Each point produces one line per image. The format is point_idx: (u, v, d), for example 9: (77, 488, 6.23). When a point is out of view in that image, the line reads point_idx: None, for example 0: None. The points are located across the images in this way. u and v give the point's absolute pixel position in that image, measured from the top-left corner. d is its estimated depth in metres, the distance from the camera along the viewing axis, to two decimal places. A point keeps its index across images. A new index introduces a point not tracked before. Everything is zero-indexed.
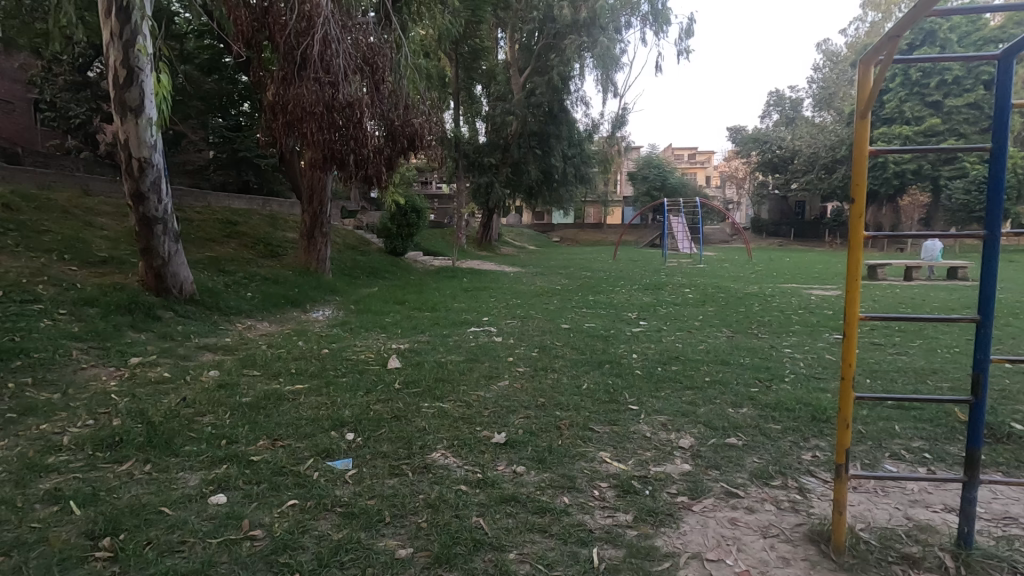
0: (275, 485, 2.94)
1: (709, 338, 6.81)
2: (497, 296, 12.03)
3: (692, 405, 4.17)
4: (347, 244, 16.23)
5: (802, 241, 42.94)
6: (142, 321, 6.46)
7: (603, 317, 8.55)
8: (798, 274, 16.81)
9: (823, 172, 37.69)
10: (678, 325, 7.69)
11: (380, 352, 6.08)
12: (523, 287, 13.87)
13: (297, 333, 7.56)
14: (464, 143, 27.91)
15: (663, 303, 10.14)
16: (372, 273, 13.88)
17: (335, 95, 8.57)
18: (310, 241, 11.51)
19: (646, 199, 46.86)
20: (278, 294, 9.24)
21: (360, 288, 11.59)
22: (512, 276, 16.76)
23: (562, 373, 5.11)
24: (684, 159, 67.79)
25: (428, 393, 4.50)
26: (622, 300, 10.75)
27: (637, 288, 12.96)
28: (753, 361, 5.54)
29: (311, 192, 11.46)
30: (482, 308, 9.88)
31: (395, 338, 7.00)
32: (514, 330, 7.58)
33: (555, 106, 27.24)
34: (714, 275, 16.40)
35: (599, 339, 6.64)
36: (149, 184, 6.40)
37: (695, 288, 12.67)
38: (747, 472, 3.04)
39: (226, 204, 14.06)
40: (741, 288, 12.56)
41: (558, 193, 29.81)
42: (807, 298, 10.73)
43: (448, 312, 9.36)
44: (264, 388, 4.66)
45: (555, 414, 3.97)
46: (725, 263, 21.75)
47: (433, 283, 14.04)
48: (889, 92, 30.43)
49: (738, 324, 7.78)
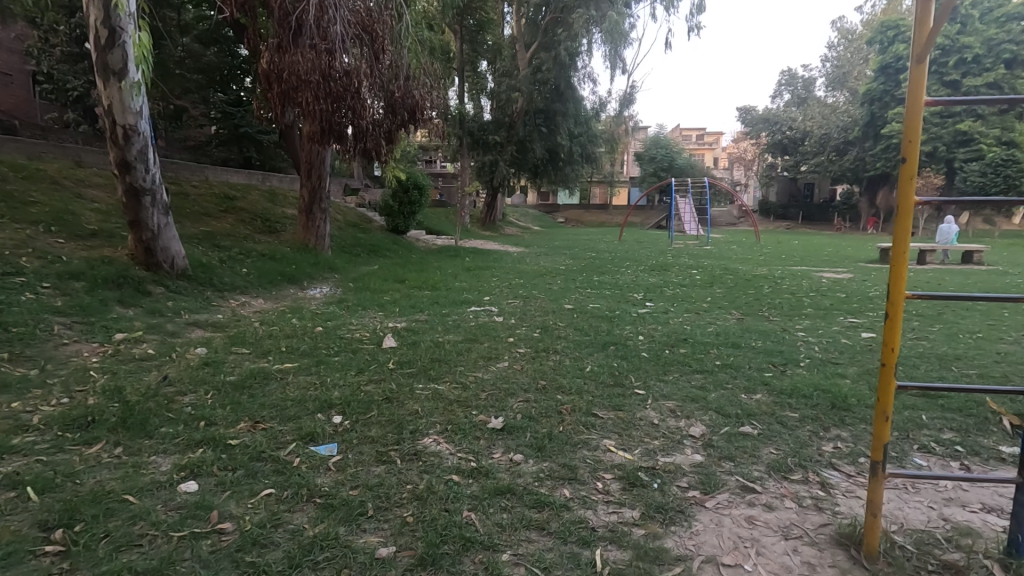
0: (252, 472, 2.72)
1: (717, 320, 6.54)
2: (499, 275, 11.78)
3: (702, 390, 3.93)
4: (349, 222, 15.97)
5: (810, 224, 42.37)
6: (130, 296, 6.24)
7: (608, 298, 8.28)
8: (807, 257, 16.49)
9: (834, 154, 37.00)
10: (686, 307, 7.42)
11: (376, 330, 5.85)
12: (527, 267, 13.60)
13: (292, 310, 7.33)
14: (468, 121, 27.41)
15: (669, 284, 9.86)
16: (373, 251, 13.62)
17: (332, 63, 8.20)
18: (309, 216, 11.23)
19: (653, 180, 46.23)
20: (275, 271, 9.00)
21: (360, 266, 11.34)
22: (515, 256, 16.48)
23: (565, 355, 4.87)
24: (693, 140, 66.78)
25: (424, 374, 4.28)
26: (627, 281, 10.47)
27: (643, 269, 12.67)
28: (765, 345, 5.27)
29: (309, 167, 11.15)
30: (485, 288, 9.62)
31: (393, 317, 6.77)
32: (516, 310, 7.33)
33: (562, 83, 26.67)
34: (722, 257, 16.08)
35: (604, 320, 6.39)
36: (136, 153, 6.14)
37: (702, 270, 12.38)
38: (764, 464, 2.80)
39: (224, 179, 13.78)
40: (749, 270, 12.27)
41: (564, 172, 29.34)
42: (818, 281, 10.42)
43: (449, 291, 9.10)
44: (250, 368, 4.43)
45: (556, 398, 3.73)
46: (734, 245, 21.41)
47: (435, 262, 13.78)
48: (905, 71, 29.69)
49: (747, 306, 7.51)
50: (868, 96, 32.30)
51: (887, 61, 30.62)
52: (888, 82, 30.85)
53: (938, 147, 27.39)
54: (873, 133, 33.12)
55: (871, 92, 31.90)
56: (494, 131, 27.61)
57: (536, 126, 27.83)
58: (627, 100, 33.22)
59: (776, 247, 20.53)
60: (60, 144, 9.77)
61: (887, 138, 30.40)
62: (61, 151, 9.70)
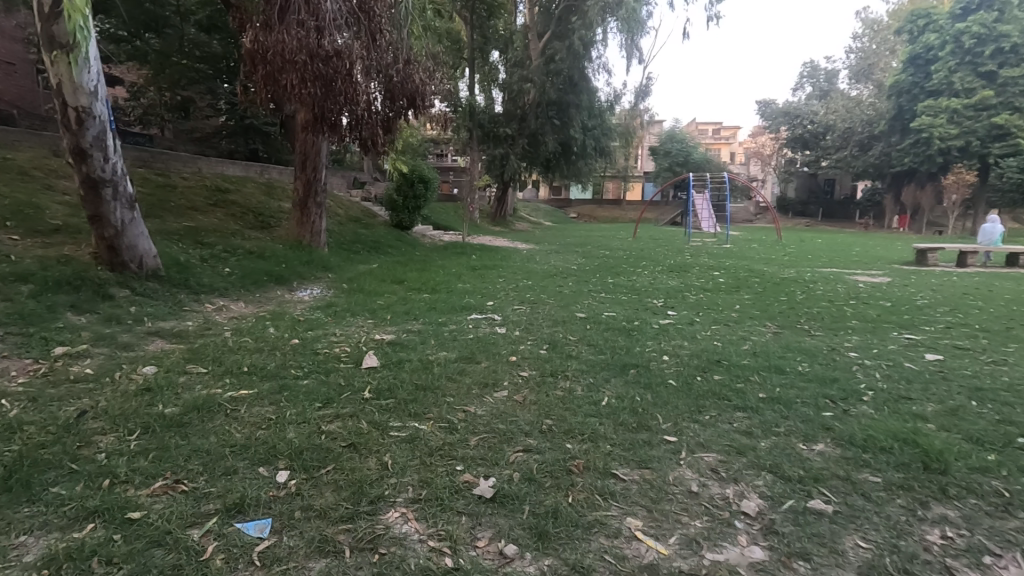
0: (144, 570, 1.99)
1: (751, 335, 5.71)
2: (506, 275, 11.01)
3: (749, 438, 3.12)
4: (351, 216, 15.27)
5: (831, 221, 41.05)
6: (87, 300, 5.55)
7: (625, 305, 7.44)
8: (835, 257, 15.50)
9: (857, 149, 35.73)
10: (715, 317, 6.57)
11: (358, 345, 5.09)
12: (536, 266, 12.81)
13: (273, 315, 6.61)
14: (478, 112, 26.58)
15: (691, 288, 9.02)
16: (374, 249, 12.89)
17: (321, 42, 7.40)
18: (303, 211, 10.52)
19: (667, 176, 45.12)
20: (262, 271, 8.29)
21: (358, 265, 10.64)
22: (524, 253, 15.69)
23: (577, 382, 4.09)
24: (709, 134, 65.33)
25: (405, 407, 3.54)
26: (644, 283, 9.67)
27: (661, 270, 11.83)
28: (815, 369, 4.43)
29: (303, 157, 10.38)
30: (489, 290, 8.85)
31: (382, 327, 6.02)
32: (520, 319, 6.53)
33: (576, 73, 25.75)
34: (744, 256, 15.18)
35: (621, 334, 5.57)
36: (91, 139, 5.48)
37: (725, 271, 11.52)
38: (854, 570, 2.01)
39: (219, 171, 13.11)
40: (776, 273, 11.39)
41: (577, 166, 28.48)
42: (854, 286, 9.51)
43: (450, 294, 8.35)
44: (199, 395, 3.71)
45: (565, 447, 2.95)
46: (755, 243, 20.45)
47: (439, 260, 13.04)
48: (937, 61, 28.42)
49: (784, 317, 6.65)
50: (896, 88, 30.99)
51: (917, 51, 29.24)
52: (917, 73, 29.54)
53: (972, 141, 26.37)
54: (900, 127, 31.68)
55: (900, 83, 30.45)
56: (505, 123, 26.78)
57: (549, 118, 26.94)
58: (643, 92, 32.19)
59: (799, 246, 19.57)
60: (37, 133, 9.14)
61: (916, 132, 28.96)
62: (39, 141, 9.07)
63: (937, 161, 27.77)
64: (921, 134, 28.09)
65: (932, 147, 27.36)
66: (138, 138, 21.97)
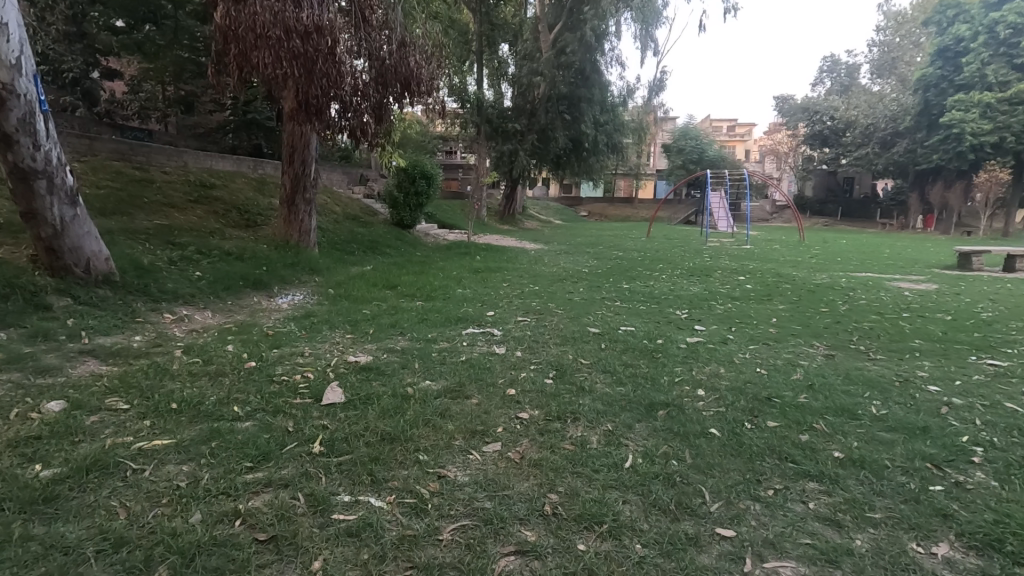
0: None
1: (798, 358, 4.78)
2: (511, 278, 10.13)
3: (841, 533, 2.20)
4: (349, 214, 14.44)
5: (851, 221, 39.68)
6: (14, 312, 4.74)
7: (644, 316, 6.51)
8: (864, 259, 14.49)
9: (878, 146, 34.44)
10: (750, 334, 5.64)
11: (328, 370, 4.23)
12: (544, 268, 11.90)
13: (240, 328, 5.78)
14: (486, 107, 25.73)
15: (717, 296, 8.09)
16: (371, 249, 12.05)
17: (299, 15, 6.54)
18: (291, 208, 9.68)
19: (681, 173, 43.94)
20: (239, 274, 7.47)
21: (350, 267, 9.80)
22: (532, 254, 14.80)
23: (590, 430, 3.18)
24: (724, 131, 63.92)
25: (362, 471, 2.67)
26: (663, 289, 8.79)
27: (680, 273, 10.90)
28: (894, 412, 3.49)
29: (291, 149, 9.54)
30: (491, 297, 7.97)
31: (361, 345, 5.13)
32: (523, 333, 5.64)
33: (587, 66, 24.77)
34: (768, 258, 14.17)
35: (643, 358, 4.66)
36: (14, 122, 4.82)
37: (749, 276, 10.57)
38: None
39: (207, 165, 12.34)
40: (805, 277, 10.45)
41: (588, 163, 27.54)
42: (898, 294, 8.51)
43: (447, 301, 7.48)
44: (98, 447, 2.86)
45: (576, 552, 2.06)
46: (776, 244, 19.41)
47: (440, 261, 12.19)
48: (969, 53, 27.17)
49: (831, 334, 5.71)
50: (922, 82, 29.67)
51: (946, 43, 28.06)
52: (946, 66, 28.23)
53: (1007, 137, 24.82)
54: (926, 122, 30.28)
55: (927, 77, 29.13)
56: (514, 118, 25.91)
57: (560, 113, 25.99)
58: (657, 86, 31.12)
59: (823, 247, 18.56)
60: None
61: (946, 128, 27.64)
62: None
63: (968, 159, 26.54)
64: (950, 130, 26.81)
65: (963, 143, 26.19)
66: (137, 133, 21.29)
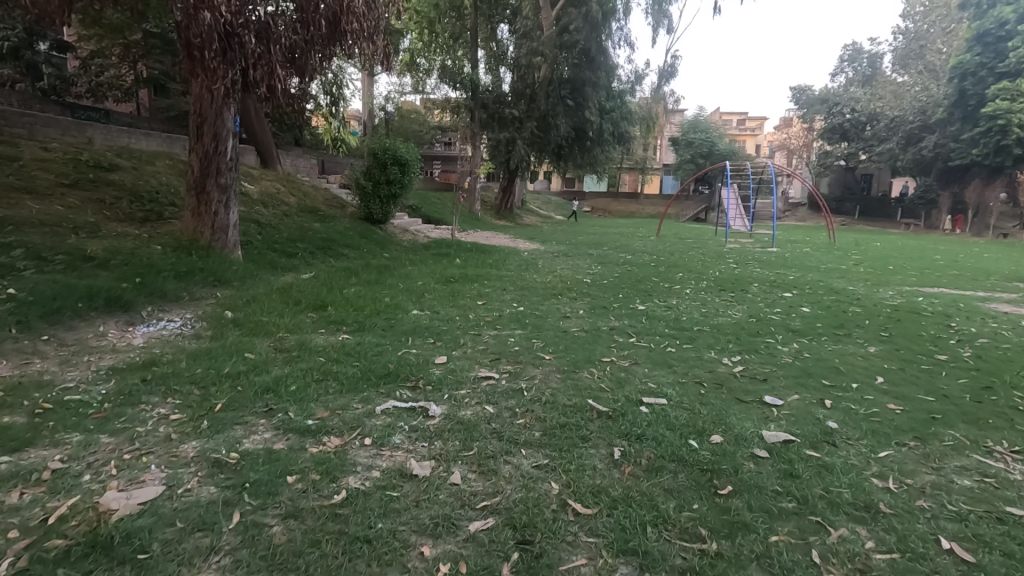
0: None
1: (998, 500, 2.48)
2: (492, 292, 7.85)
3: None
4: (306, 206, 12.10)
5: (870, 220, 37.31)
6: None
7: (683, 374, 4.18)
8: (917, 267, 12.28)
9: (902, 141, 31.73)
10: (871, 420, 3.31)
11: (22, 549, 1.94)
12: (536, 276, 9.63)
13: (13, 391, 3.49)
14: (482, 91, 23.48)
15: (770, 326, 5.78)
16: (323, 250, 9.74)
17: None
18: (199, 197, 7.35)
19: (690, 168, 41.52)
20: (85, 290, 5.16)
21: (278, 277, 7.48)
22: (525, 256, 12.54)
23: None
24: (733, 124, 61.46)
25: None
26: (694, 313, 6.51)
27: (709, 286, 8.65)
28: None
29: (200, 120, 7.19)
30: (454, 326, 5.66)
31: (177, 445, 2.82)
32: (480, 413, 3.33)
33: (592, 45, 22.43)
34: (805, 266, 11.92)
35: (697, 505, 2.32)
36: None
37: (797, 292, 8.28)
38: None
39: (121, 142, 10.00)
40: (869, 295, 8.20)
41: (592, 154, 25.17)
42: (1016, 326, 6.24)
43: (386, 335, 5.19)
44: None
45: None
46: (804, 247, 17.29)
47: (409, 266, 9.92)
48: (1015, 37, 24.86)
49: (1000, 420, 3.38)
50: (958, 70, 27.21)
51: (986, 27, 25.76)
52: (985, 52, 25.91)
53: None
54: (961, 113, 27.84)
55: (964, 64, 26.68)
56: (513, 103, 23.65)
57: (561, 98, 23.67)
58: (668, 73, 28.77)
59: (859, 250, 16.42)
60: None
61: (987, 118, 25.66)
62: None
63: (1015, 154, 24.95)
64: (994, 121, 24.86)
65: (1010, 135, 24.34)
66: (90, 112, 18.89)
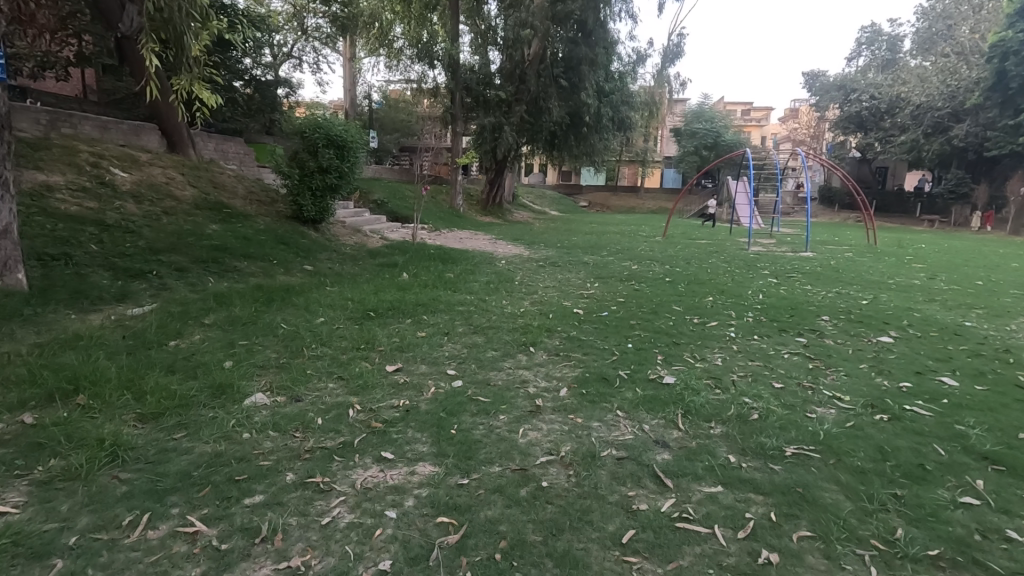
0: None
1: None
2: (427, 338, 4.91)
3: None
4: (207, 201, 9.09)
5: (889, 217, 34.38)
6: None
7: None
8: (1016, 283, 9.31)
9: (931, 130, 28.53)
10: None
11: None
12: (504, 302, 6.68)
13: None
14: (463, 71, 20.57)
15: (947, 451, 2.83)
16: (201, 265, 6.79)
17: None
18: None
19: (694, 160, 38.60)
20: None
21: (68, 321, 4.55)
22: (499, 267, 9.57)
23: None
24: (739, 116, 58.46)
25: None
26: (767, 398, 3.56)
27: (766, 323, 5.72)
28: None
29: None
30: (295, 455, 2.72)
31: None
32: None
33: (588, 17, 19.37)
34: (868, 282, 9.01)
35: None
36: None
37: (901, 336, 5.34)
38: None
39: None
40: (1014, 342, 5.25)
41: (589, 142, 22.00)
42: None
43: (106, 500, 2.26)
44: None
45: None
46: (842, 251, 14.42)
47: (326, 286, 6.97)
48: None
49: None
50: (999, 48, 23.80)
51: None
52: None
53: None
54: (999, 98, 25.05)
55: (1005, 43, 23.23)
56: (500, 84, 20.74)
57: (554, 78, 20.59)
58: (673, 53, 25.74)
59: (911, 255, 13.55)
60: None
61: None
62: None
63: None
64: None
65: None
66: None
